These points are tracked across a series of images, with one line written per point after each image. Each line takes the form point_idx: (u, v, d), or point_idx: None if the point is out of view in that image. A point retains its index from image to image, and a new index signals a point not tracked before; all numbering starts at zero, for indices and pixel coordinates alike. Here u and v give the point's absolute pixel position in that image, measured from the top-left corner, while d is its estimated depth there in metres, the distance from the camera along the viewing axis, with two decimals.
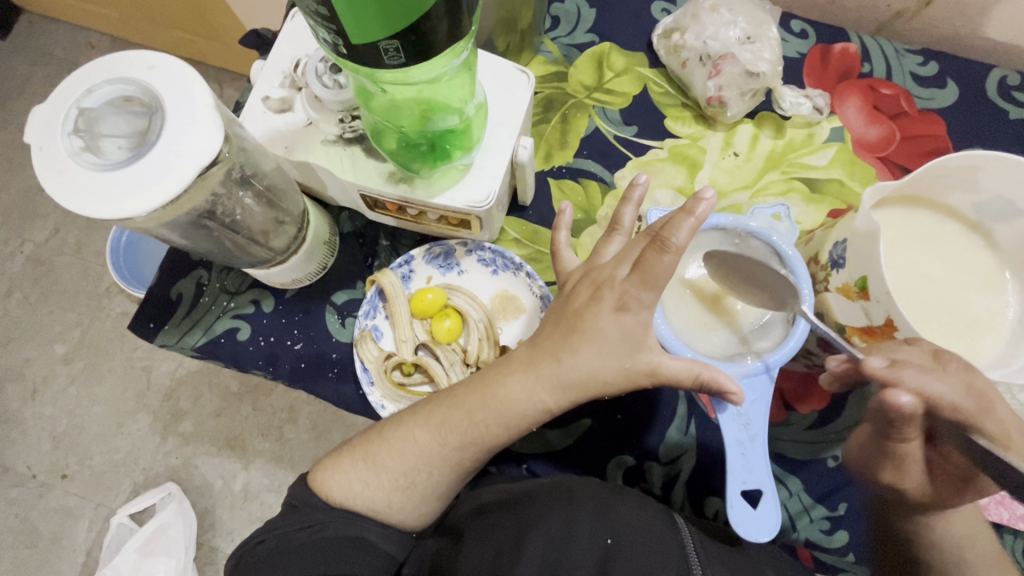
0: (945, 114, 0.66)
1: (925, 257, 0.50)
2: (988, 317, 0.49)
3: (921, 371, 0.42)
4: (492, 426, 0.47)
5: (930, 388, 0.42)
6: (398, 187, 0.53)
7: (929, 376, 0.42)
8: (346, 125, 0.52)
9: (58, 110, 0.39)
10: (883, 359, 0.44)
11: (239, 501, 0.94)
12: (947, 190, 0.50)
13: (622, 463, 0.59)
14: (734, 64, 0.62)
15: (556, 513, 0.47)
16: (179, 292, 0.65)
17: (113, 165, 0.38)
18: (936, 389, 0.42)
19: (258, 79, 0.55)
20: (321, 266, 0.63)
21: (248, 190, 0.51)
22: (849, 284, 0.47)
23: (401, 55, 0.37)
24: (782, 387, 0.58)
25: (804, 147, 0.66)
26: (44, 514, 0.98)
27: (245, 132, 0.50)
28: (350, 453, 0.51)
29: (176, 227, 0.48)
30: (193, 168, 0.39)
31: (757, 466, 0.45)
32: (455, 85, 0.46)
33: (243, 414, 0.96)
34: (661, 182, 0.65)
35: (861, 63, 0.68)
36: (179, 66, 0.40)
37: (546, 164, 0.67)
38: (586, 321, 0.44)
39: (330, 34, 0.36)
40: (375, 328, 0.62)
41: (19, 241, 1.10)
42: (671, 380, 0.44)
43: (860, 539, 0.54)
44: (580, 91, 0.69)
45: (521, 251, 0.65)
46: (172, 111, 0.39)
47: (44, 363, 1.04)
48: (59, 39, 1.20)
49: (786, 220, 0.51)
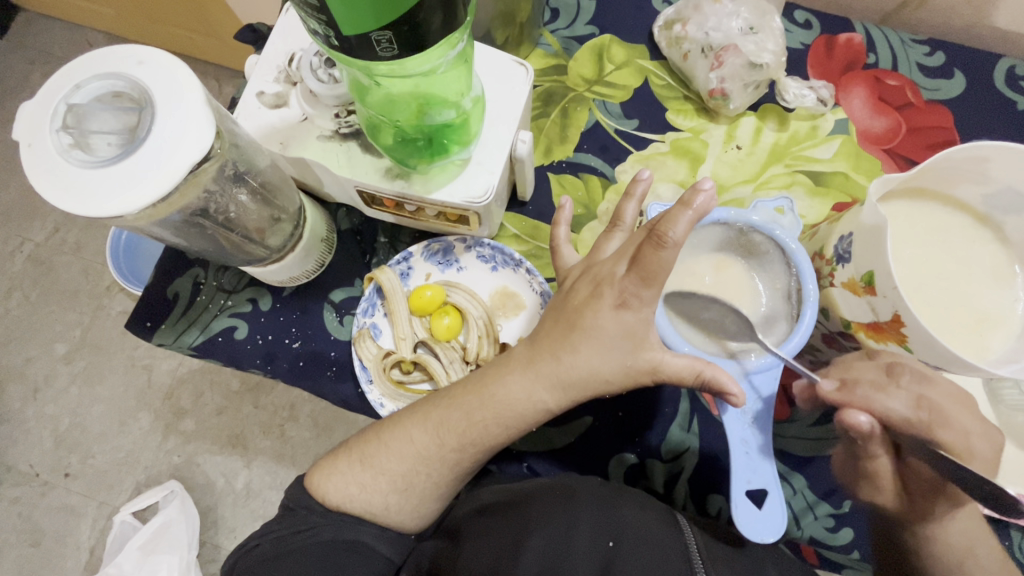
0: (952, 105, 0.65)
1: (934, 251, 0.49)
2: (996, 312, 0.48)
3: (873, 390, 0.46)
4: (491, 425, 0.46)
5: (886, 407, 0.45)
6: (395, 183, 0.52)
7: (881, 394, 0.45)
8: (342, 120, 0.52)
9: (45, 106, 0.38)
10: (834, 382, 0.48)
11: (241, 499, 0.93)
12: (955, 182, 0.49)
13: (624, 460, 0.58)
14: (736, 55, 0.61)
15: (556, 515, 0.47)
16: (176, 291, 0.64)
17: (102, 162, 0.37)
18: (893, 406, 0.45)
19: (252, 75, 0.54)
20: (319, 263, 0.63)
21: (243, 187, 0.50)
22: (855, 279, 0.46)
23: (395, 47, 0.36)
24: (785, 384, 0.57)
25: (808, 139, 0.65)
26: (47, 513, 0.97)
27: (238, 129, 0.49)
28: (347, 455, 0.50)
29: (169, 226, 0.47)
30: (183, 164, 0.38)
31: (762, 466, 0.44)
32: (452, 78, 0.45)
33: (244, 412, 0.95)
34: (664, 177, 0.64)
35: (866, 54, 0.66)
36: (170, 60, 0.40)
37: (546, 158, 0.66)
38: (585, 318, 0.43)
39: (322, 26, 0.35)
40: (374, 326, 0.61)
41: (20, 240, 1.10)
42: (672, 378, 0.43)
43: (865, 537, 0.54)
44: (580, 84, 0.68)
45: (521, 247, 0.64)
46: (161, 107, 0.38)
47: (45, 362, 1.03)
48: (55, 36, 1.19)
49: (790, 214, 0.50)
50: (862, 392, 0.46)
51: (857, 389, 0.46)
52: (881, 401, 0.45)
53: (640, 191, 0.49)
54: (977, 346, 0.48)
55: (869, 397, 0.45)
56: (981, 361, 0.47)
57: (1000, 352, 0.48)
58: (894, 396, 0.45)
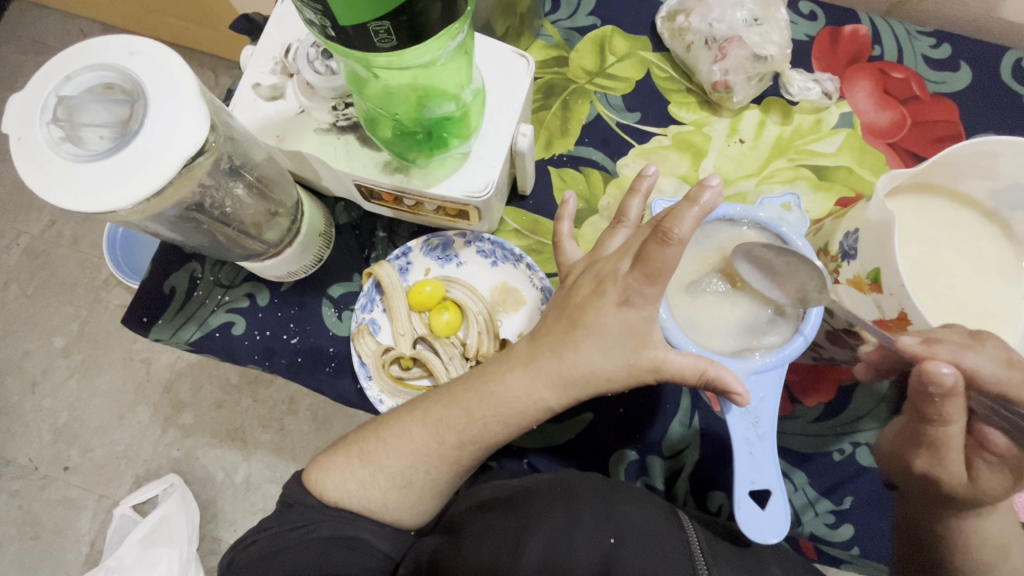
0: (957, 98, 0.64)
1: (939, 248, 0.49)
2: (1002, 310, 0.48)
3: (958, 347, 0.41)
4: (491, 424, 0.46)
5: (975, 364, 0.41)
6: (394, 177, 0.51)
7: (967, 352, 0.41)
8: (339, 113, 0.51)
9: (35, 98, 0.37)
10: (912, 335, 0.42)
11: (241, 492, 0.93)
12: (963, 178, 0.48)
13: (625, 457, 0.58)
14: (740, 47, 0.60)
15: (558, 512, 0.46)
16: (172, 286, 0.63)
17: (94, 156, 0.37)
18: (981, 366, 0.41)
19: (248, 66, 0.53)
20: (317, 257, 0.62)
21: (239, 181, 0.50)
22: (861, 276, 0.45)
23: (393, 37, 0.35)
24: (787, 380, 0.57)
25: (812, 133, 0.64)
26: (47, 506, 0.97)
27: (233, 122, 0.48)
28: (346, 450, 0.49)
29: (163, 221, 0.46)
30: (178, 157, 0.37)
31: (765, 467, 0.44)
32: (451, 70, 0.44)
33: (244, 405, 0.95)
34: (665, 171, 0.64)
35: (870, 46, 0.66)
36: (162, 52, 0.39)
37: (546, 152, 0.65)
38: (588, 315, 0.43)
39: (317, 15, 0.34)
40: (373, 322, 0.61)
41: (16, 233, 1.08)
42: (674, 377, 0.42)
43: (864, 531, 0.54)
44: (581, 77, 0.67)
45: (521, 242, 0.63)
46: (154, 100, 0.37)
47: (43, 355, 1.03)
48: (50, 26, 1.18)
49: (797, 211, 0.49)
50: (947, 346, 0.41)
51: (940, 344, 0.41)
52: (970, 357, 0.41)
53: (637, 181, 0.48)
54: None
55: (956, 353, 0.41)
56: None
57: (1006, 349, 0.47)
58: (982, 354, 0.41)
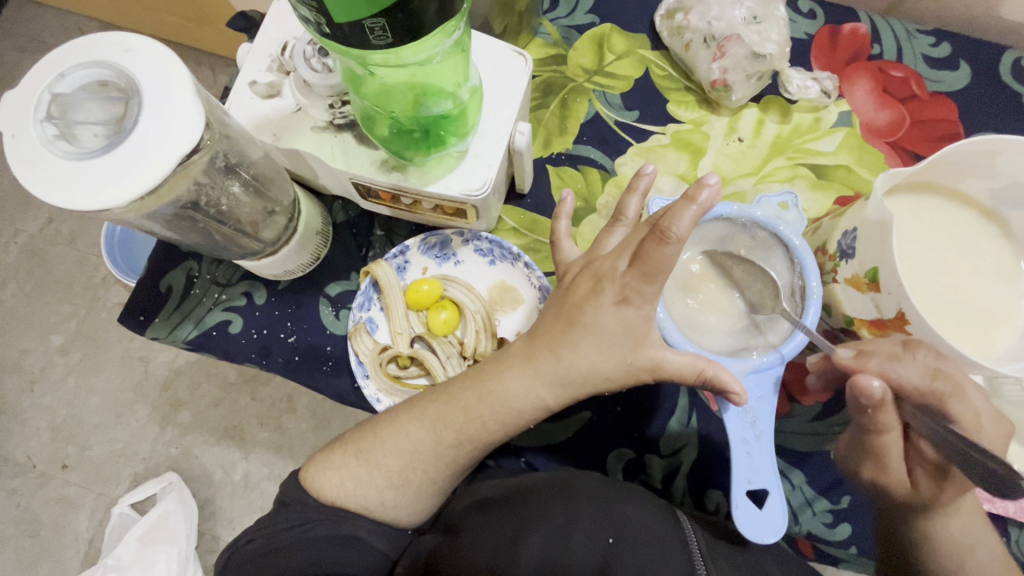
0: (957, 97, 0.64)
1: (939, 247, 0.49)
2: (1001, 309, 0.47)
3: (887, 358, 0.42)
4: (489, 423, 0.46)
5: (899, 374, 0.42)
6: (391, 175, 0.51)
7: (896, 364, 0.42)
8: (336, 111, 0.51)
9: (29, 95, 0.37)
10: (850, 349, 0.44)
11: (239, 490, 0.93)
12: (962, 177, 0.48)
13: (623, 456, 0.57)
14: (739, 45, 0.60)
15: (555, 512, 0.46)
16: (169, 284, 0.63)
17: (88, 153, 0.36)
18: (905, 374, 0.41)
19: (244, 63, 0.53)
20: (314, 256, 0.62)
21: (235, 179, 0.49)
22: (859, 275, 0.45)
23: (389, 34, 0.35)
24: (784, 379, 0.57)
25: (811, 132, 0.64)
26: (45, 504, 0.97)
27: (230, 119, 0.48)
28: (343, 449, 0.49)
29: (159, 219, 0.46)
30: (172, 154, 0.37)
31: (763, 466, 0.44)
32: (448, 67, 0.44)
33: (243, 404, 0.95)
34: (664, 169, 0.64)
35: (870, 45, 0.65)
36: (157, 49, 0.38)
37: (544, 151, 0.65)
38: (586, 314, 0.43)
39: (312, 12, 0.34)
40: (370, 320, 0.61)
41: (13, 231, 1.08)
42: (672, 376, 0.42)
43: (863, 531, 0.53)
44: (580, 75, 0.67)
45: (519, 241, 0.63)
46: (149, 97, 0.37)
47: (41, 354, 1.03)
48: (47, 24, 1.17)
49: (794, 210, 0.49)
50: (879, 359, 0.42)
51: (873, 356, 0.43)
52: (897, 368, 0.42)
53: (636, 180, 0.48)
54: (981, 344, 0.47)
55: (886, 365, 0.42)
56: (985, 359, 0.47)
57: (1004, 348, 0.47)
58: (909, 364, 0.42)
